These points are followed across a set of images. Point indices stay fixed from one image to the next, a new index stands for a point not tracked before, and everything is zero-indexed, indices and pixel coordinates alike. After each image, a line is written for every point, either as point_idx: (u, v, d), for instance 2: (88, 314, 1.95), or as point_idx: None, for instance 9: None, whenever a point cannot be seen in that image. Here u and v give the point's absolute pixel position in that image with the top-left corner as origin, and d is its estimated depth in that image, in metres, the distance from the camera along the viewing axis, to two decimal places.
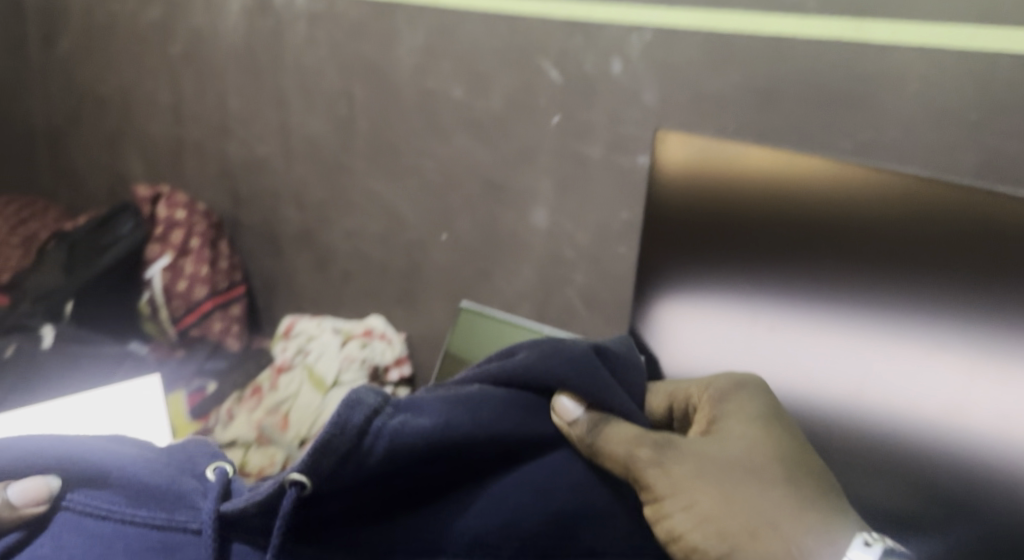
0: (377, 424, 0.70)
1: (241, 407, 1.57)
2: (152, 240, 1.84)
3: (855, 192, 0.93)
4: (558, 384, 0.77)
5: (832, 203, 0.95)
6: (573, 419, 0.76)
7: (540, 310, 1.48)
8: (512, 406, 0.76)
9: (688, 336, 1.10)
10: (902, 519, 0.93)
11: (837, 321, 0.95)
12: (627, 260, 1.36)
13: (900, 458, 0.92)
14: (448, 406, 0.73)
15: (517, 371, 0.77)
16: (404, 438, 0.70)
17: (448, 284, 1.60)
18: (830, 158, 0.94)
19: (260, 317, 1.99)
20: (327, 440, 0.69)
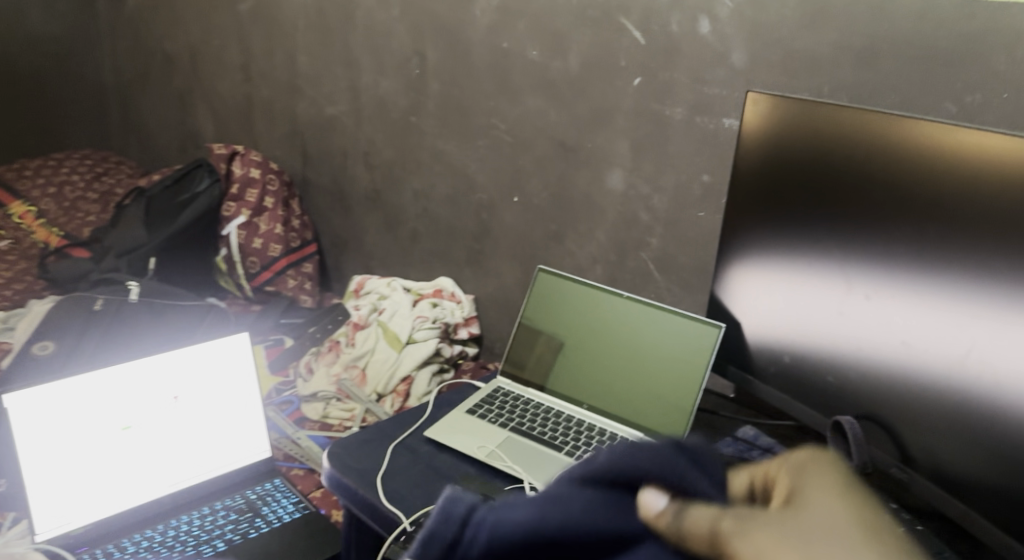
0: (478, 515, 0.53)
1: (320, 361, 1.62)
2: (227, 199, 1.90)
3: (936, 154, 0.89)
4: (647, 473, 0.52)
5: (912, 165, 0.91)
6: (660, 512, 0.50)
7: (611, 273, 1.46)
8: (608, 504, 0.52)
9: (766, 301, 1.10)
10: (983, 489, 0.88)
11: (936, 294, 0.90)
12: (706, 225, 1.31)
13: (980, 429, 0.87)
14: (552, 493, 0.53)
15: (604, 467, 0.53)
16: (503, 533, 0.52)
17: (517, 245, 1.60)
18: (911, 117, 0.91)
19: (330, 276, 2.04)
20: (428, 532, 0.54)
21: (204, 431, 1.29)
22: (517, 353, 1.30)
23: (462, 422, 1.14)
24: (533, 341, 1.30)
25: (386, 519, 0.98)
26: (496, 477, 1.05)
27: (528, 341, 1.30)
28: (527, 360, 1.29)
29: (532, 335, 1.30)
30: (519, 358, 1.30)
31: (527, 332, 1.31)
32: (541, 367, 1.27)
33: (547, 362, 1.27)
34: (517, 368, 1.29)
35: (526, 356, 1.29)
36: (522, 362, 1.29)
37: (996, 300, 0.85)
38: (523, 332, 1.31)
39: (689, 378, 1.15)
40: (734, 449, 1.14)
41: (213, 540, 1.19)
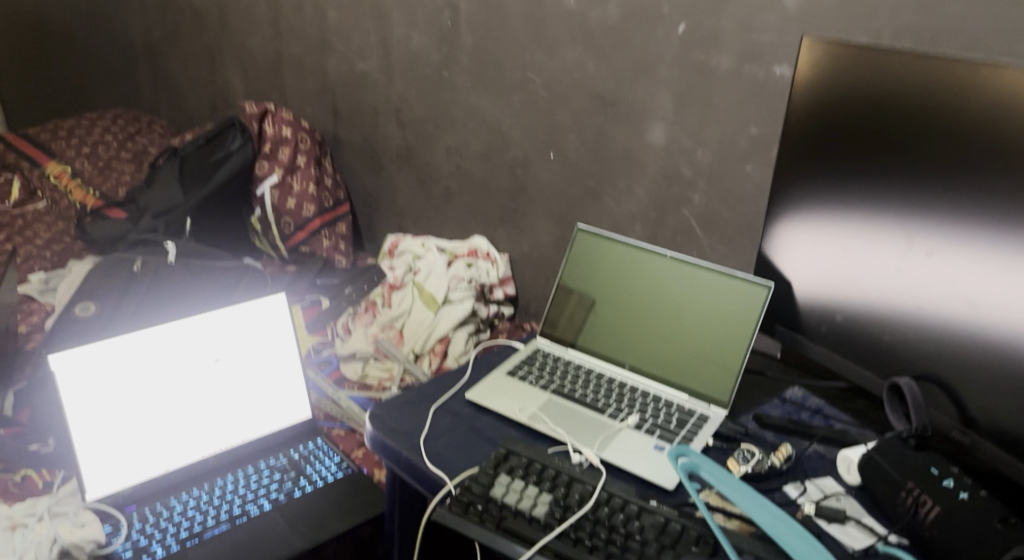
0: None
1: (356, 322, 1.61)
2: (260, 158, 1.88)
3: (1009, 101, 0.84)
4: None
5: (982, 113, 0.86)
6: None
7: (651, 231, 1.43)
8: None
9: (819, 258, 1.06)
10: None
11: (1008, 251, 0.86)
12: (752, 179, 1.27)
13: None
14: None
15: None
16: None
17: (554, 203, 1.56)
18: (981, 61, 0.86)
19: (363, 236, 2.03)
20: None
21: (246, 392, 1.28)
22: (550, 311, 1.27)
23: (503, 384, 1.12)
24: (565, 300, 1.27)
25: (432, 483, 0.97)
26: (538, 440, 1.03)
27: (559, 300, 1.27)
28: (559, 318, 1.26)
29: (565, 294, 1.27)
30: (551, 316, 1.27)
31: (561, 290, 1.28)
32: (574, 326, 1.24)
33: (581, 321, 1.24)
34: (548, 327, 1.26)
35: (558, 315, 1.26)
36: (554, 320, 1.26)
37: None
38: (557, 290, 1.28)
39: (736, 339, 1.12)
40: (781, 410, 1.13)
41: (259, 499, 1.20)
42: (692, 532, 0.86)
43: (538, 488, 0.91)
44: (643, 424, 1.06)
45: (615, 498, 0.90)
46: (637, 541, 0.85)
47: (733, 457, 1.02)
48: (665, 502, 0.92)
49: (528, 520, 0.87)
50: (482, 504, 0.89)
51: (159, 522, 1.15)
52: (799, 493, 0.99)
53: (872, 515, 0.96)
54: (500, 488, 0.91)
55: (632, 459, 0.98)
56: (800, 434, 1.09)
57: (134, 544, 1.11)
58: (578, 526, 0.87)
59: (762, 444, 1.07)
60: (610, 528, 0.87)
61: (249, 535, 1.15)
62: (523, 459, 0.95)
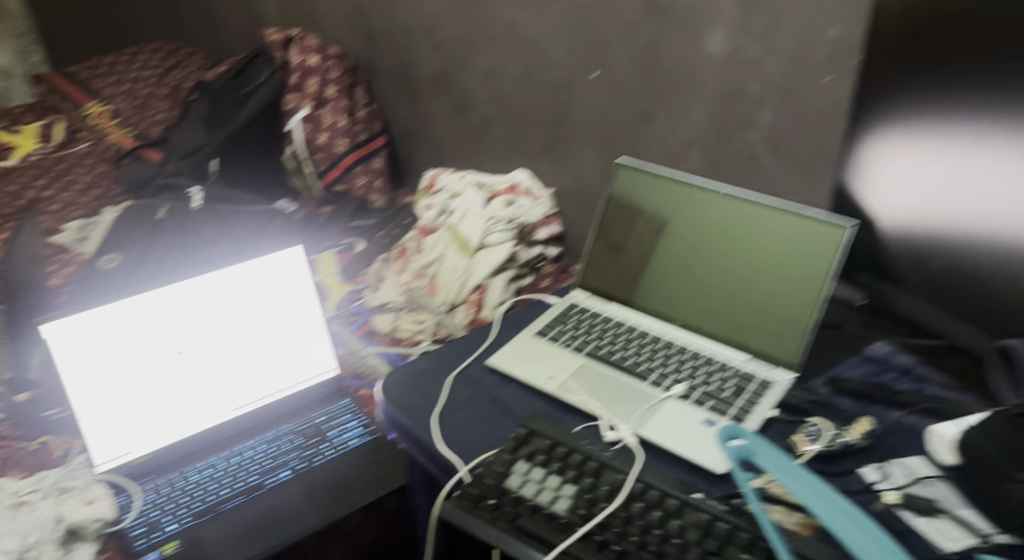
0: None
1: (389, 269, 1.49)
2: (288, 90, 1.77)
3: None
4: None
5: None
6: None
7: (710, 159, 1.24)
8: None
9: (915, 185, 0.86)
10: None
11: None
12: (831, 95, 1.06)
13: None
14: None
15: None
16: None
17: (601, 129, 1.38)
18: None
19: (403, 171, 1.89)
20: None
21: (262, 351, 1.18)
22: (612, 236, 1.11)
23: (531, 347, 1.00)
24: (632, 220, 1.09)
25: (446, 469, 0.85)
26: (570, 414, 0.90)
27: (623, 222, 1.10)
28: (627, 240, 1.10)
29: (628, 216, 1.10)
30: (615, 239, 1.11)
31: (619, 213, 1.11)
32: (638, 258, 1.08)
33: (646, 254, 1.08)
34: (615, 251, 1.10)
35: (626, 235, 1.10)
36: (621, 242, 1.10)
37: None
38: (613, 213, 1.11)
39: (803, 289, 0.95)
40: (860, 370, 0.98)
41: (277, 468, 1.10)
42: (743, 535, 0.72)
43: (561, 478, 0.78)
44: (691, 394, 0.91)
45: (651, 491, 0.77)
46: (676, 546, 0.71)
47: (798, 433, 0.87)
48: (712, 495, 0.77)
49: (548, 519, 0.74)
50: (495, 498, 0.77)
51: (174, 494, 1.06)
52: (880, 478, 0.82)
53: (970, 506, 0.79)
54: (516, 478, 0.78)
55: (677, 439, 0.85)
56: (885, 402, 0.93)
57: (145, 519, 1.02)
58: (605, 526, 0.73)
59: (834, 415, 0.91)
60: (644, 528, 0.73)
61: (265, 509, 1.06)
62: (545, 443, 0.82)
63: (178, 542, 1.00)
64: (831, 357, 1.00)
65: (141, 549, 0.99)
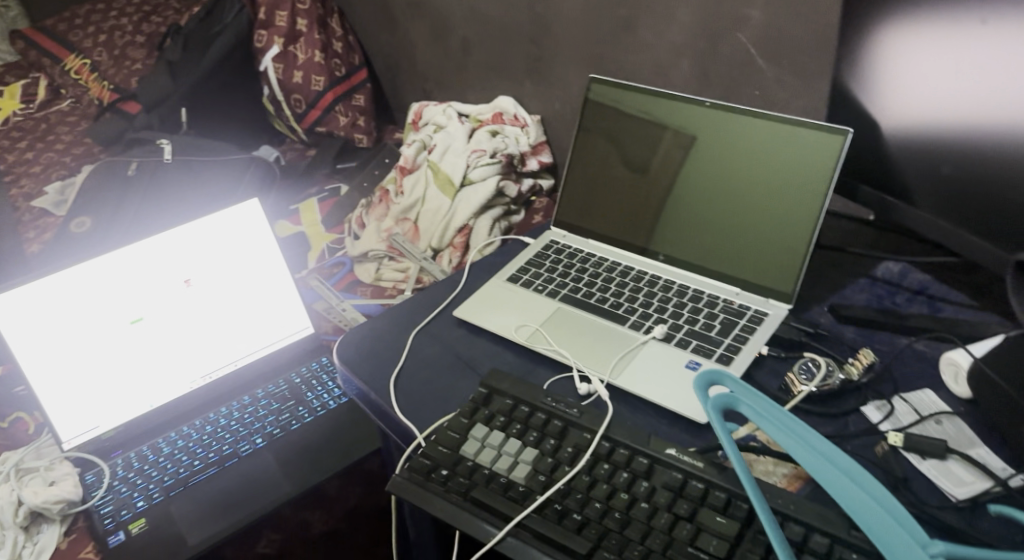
0: None
1: (371, 215, 1.38)
2: (258, 26, 1.63)
3: None
4: None
5: None
6: None
7: (702, 68, 1.08)
8: None
9: (920, 80, 0.74)
10: None
11: None
12: None
13: None
14: None
15: None
16: None
17: (581, 43, 1.22)
18: None
19: (389, 103, 1.77)
20: None
21: (227, 313, 1.12)
22: (632, 154, 0.95)
23: (503, 294, 0.90)
24: (655, 140, 0.93)
25: (404, 435, 0.78)
26: (541, 365, 0.82)
27: (645, 140, 0.94)
28: (652, 160, 0.94)
29: (649, 134, 0.94)
30: (638, 159, 0.95)
31: (639, 131, 0.94)
32: (661, 187, 0.93)
33: (669, 182, 0.93)
34: (638, 173, 0.95)
35: (651, 155, 0.94)
36: (646, 164, 0.94)
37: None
38: (629, 131, 0.96)
39: (798, 213, 0.84)
40: (868, 294, 0.85)
41: (251, 435, 1.05)
42: (718, 495, 0.63)
43: (522, 441, 0.70)
44: (675, 335, 0.82)
45: (619, 450, 0.68)
46: (643, 512, 0.64)
47: (791, 372, 0.77)
48: (690, 450, 0.68)
49: (504, 489, 0.67)
50: (448, 469, 0.69)
51: (144, 468, 1.03)
52: (884, 418, 0.72)
53: (985, 445, 0.69)
54: (473, 444, 0.70)
55: (658, 388, 0.76)
56: (893, 329, 0.81)
57: (114, 497, 1.00)
58: (567, 493, 0.66)
59: (837, 349, 0.81)
60: (610, 493, 0.65)
61: (237, 481, 1.01)
62: (506, 402, 0.73)
63: (146, 520, 0.98)
64: (836, 281, 0.88)
65: (109, 528, 0.97)
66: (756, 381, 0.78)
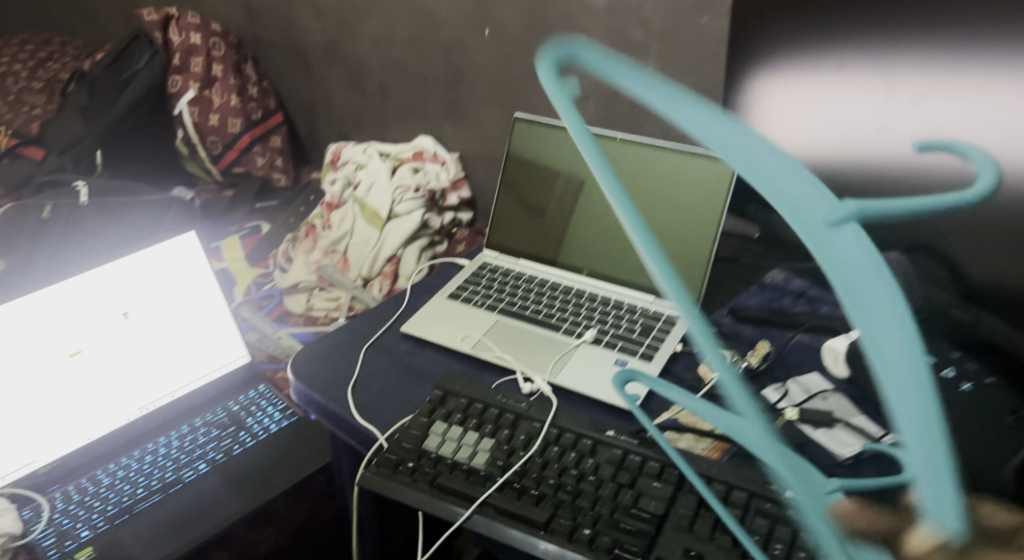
0: None
1: (297, 249, 1.44)
2: (172, 71, 1.68)
3: None
4: None
5: None
6: None
7: (606, 110, 1.22)
8: None
9: (785, 117, 0.89)
10: None
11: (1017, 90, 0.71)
12: (713, 34, 1.06)
13: None
14: None
15: None
16: None
17: (495, 88, 1.34)
18: None
19: (305, 146, 1.82)
20: None
21: (164, 345, 1.15)
22: (530, 198, 1.08)
23: (444, 310, 0.99)
24: (549, 182, 1.05)
25: (363, 439, 0.84)
26: (486, 370, 0.91)
27: (542, 185, 1.06)
28: (548, 203, 1.06)
29: (544, 179, 1.05)
30: (536, 203, 1.07)
31: (535, 175, 1.06)
32: (562, 220, 1.04)
33: (567, 217, 1.04)
34: (537, 214, 1.07)
35: (546, 199, 1.06)
36: (542, 206, 1.06)
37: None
38: (527, 176, 1.07)
39: (695, 226, 0.98)
40: (760, 298, 1.00)
41: (194, 462, 1.09)
42: (653, 464, 0.74)
43: (479, 433, 0.79)
44: (603, 337, 0.93)
45: (566, 435, 0.78)
46: (591, 484, 0.73)
47: (703, 363, 0.89)
48: (625, 431, 0.78)
49: (466, 474, 0.75)
50: (413, 461, 0.77)
51: (84, 499, 1.04)
52: (781, 397, 0.85)
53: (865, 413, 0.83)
54: (434, 439, 0.78)
55: (592, 384, 0.86)
56: (783, 325, 0.95)
57: (56, 529, 1.00)
58: (523, 473, 0.74)
59: (739, 343, 0.94)
60: (561, 470, 0.75)
61: (185, 505, 1.04)
62: (461, 402, 0.82)
63: (92, 547, 0.98)
64: (733, 289, 1.02)
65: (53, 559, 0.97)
66: (674, 374, 0.90)
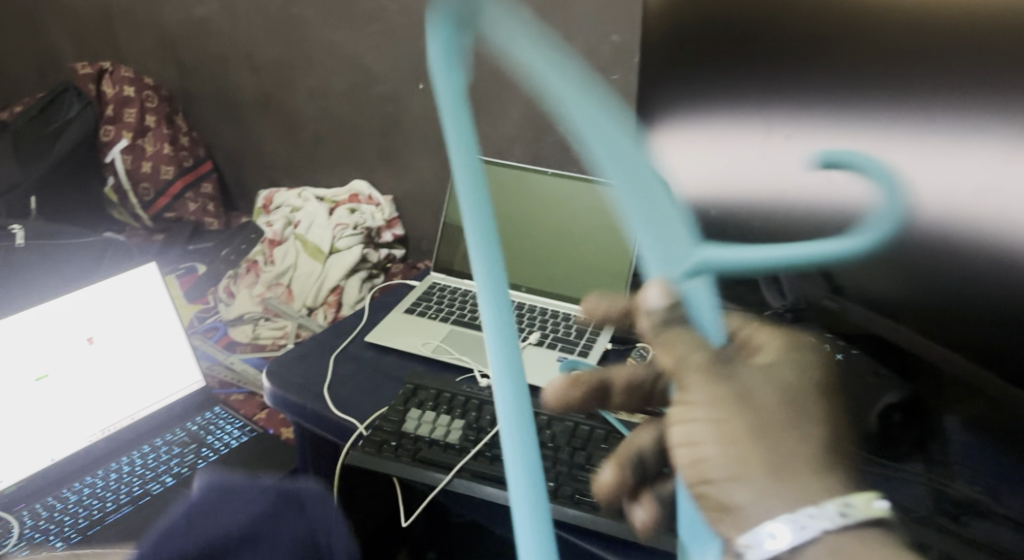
0: None
1: (239, 284, 1.53)
2: (104, 122, 1.75)
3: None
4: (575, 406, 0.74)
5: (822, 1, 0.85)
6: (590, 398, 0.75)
7: (530, 152, 1.40)
8: None
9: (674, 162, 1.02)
10: (923, 310, 0.87)
11: (871, 135, 0.85)
12: (622, 88, 1.26)
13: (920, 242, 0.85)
14: None
15: None
16: None
17: (429, 136, 1.50)
18: None
19: (233, 194, 1.89)
20: None
21: (125, 371, 1.21)
22: (442, 255, 1.24)
23: (403, 323, 1.12)
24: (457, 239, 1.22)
25: (341, 429, 0.95)
26: (446, 370, 1.04)
27: (450, 241, 1.24)
28: (456, 257, 1.23)
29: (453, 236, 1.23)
30: (446, 257, 1.24)
31: (446, 234, 1.23)
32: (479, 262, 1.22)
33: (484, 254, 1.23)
34: (448, 269, 1.24)
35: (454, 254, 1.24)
36: (451, 262, 1.23)
37: (980, 125, 0.79)
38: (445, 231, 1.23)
39: (617, 244, 1.16)
40: None
41: (160, 476, 1.15)
42: (600, 431, 0.89)
43: (451, 415, 0.91)
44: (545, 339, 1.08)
45: None
46: (551, 449, 0.88)
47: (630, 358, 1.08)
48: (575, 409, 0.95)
49: (444, 447, 0.88)
50: (396, 440, 0.89)
51: (54, 515, 1.09)
52: None
53: None
54: (412, 422, 0.91)
55: (540, 374, 1.02)
56: None
57: (29, 543, 1.04)
58: (494, 443, 0.88)
59: None
60: None
61: (154, 514, 1.10)
62: (431, 392, 0.95)
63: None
64: None
65: None
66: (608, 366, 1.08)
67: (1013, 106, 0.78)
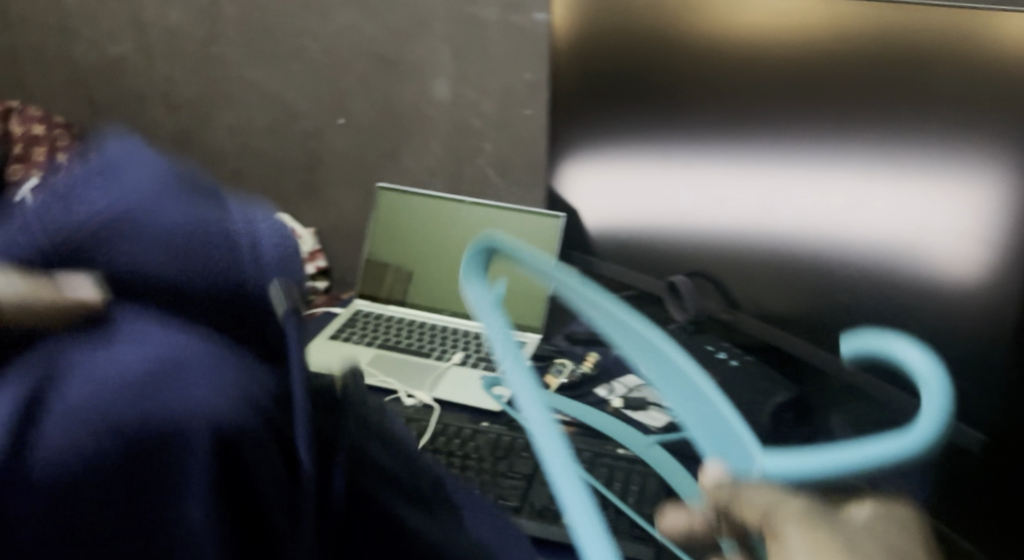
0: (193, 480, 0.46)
1: None
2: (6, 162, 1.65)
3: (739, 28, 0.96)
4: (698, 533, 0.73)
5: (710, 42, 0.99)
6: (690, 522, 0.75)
7: (452, 183, 1.49)
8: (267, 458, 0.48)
9: (594, 192, 1.19)
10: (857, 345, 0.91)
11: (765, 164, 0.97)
12: (535, 121, 1.40)
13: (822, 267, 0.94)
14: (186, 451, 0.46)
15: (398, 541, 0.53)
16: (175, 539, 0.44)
17: (353, 169, 1.55)
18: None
19: None
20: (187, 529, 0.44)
21: None
22: (370, 287, 1.30)
23: (329, 348, 1.16)
24: (385, 271, 1.29)
25: None
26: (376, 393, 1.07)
27: (376, 274, 1.30)
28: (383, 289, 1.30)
29: (379, 268, 1.30)
30: (373, 289, 1.30)
31: (373, 267, 1.31)
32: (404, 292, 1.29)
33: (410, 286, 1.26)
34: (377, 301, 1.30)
35: (381, 287, 1.30)
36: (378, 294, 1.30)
37: (852, 158, 0.90)
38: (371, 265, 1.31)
39: None
40: None
41: None
42: (521, 440, 0.94)
43: None
44: (467, 358, 1.13)
45: (452, 427, 0.97)
46: (475, 458, 0.91)
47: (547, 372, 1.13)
48: (496, 421, 0.99)
49: None
50: None
51: None
52: (606, 390, 1.08)
53: None
54: None
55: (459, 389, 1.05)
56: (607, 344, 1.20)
57: None
58: None
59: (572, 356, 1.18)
60: (450, 453, 0.93)
61: None
62: None
63: None
64: None
65: None
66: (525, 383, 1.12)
67: (887, 137, 0.87)
